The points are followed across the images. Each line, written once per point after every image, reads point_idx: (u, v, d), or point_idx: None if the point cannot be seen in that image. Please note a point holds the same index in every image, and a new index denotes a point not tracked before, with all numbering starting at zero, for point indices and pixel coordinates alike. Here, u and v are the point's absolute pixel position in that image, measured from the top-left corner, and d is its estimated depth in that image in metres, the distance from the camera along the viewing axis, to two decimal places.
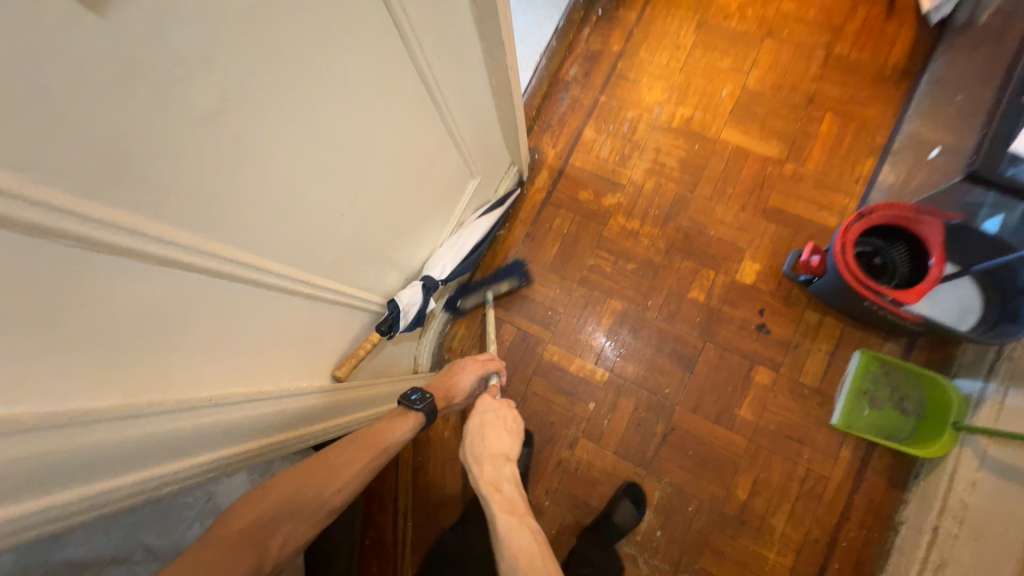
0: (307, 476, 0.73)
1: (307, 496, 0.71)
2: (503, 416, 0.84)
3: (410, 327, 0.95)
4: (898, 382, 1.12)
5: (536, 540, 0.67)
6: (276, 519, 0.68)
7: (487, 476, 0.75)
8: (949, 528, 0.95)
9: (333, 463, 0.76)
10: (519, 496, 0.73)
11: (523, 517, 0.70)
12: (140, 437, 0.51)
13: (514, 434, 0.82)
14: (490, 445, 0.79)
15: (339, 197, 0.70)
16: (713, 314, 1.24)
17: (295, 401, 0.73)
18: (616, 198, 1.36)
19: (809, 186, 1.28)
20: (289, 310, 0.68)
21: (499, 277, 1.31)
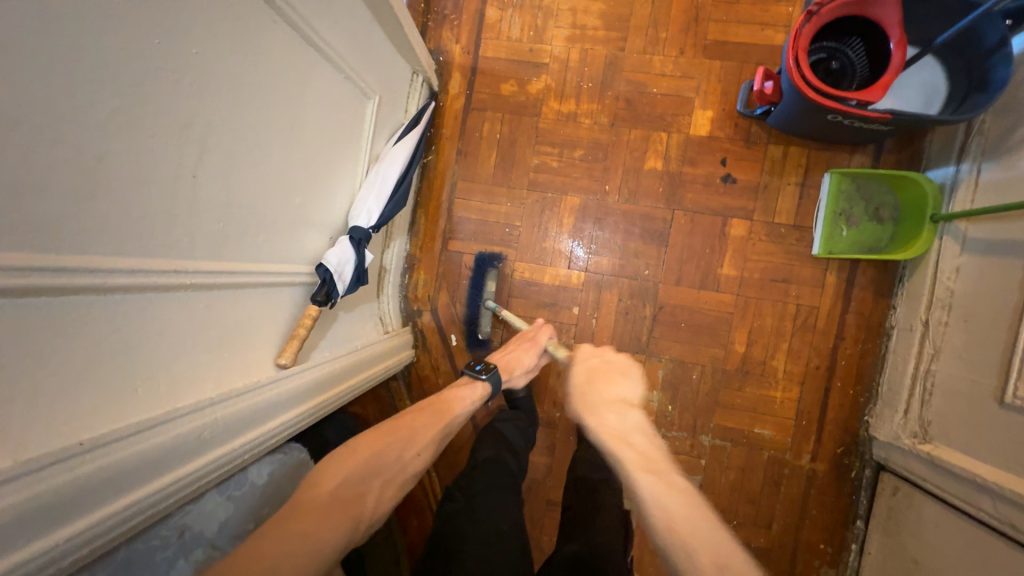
0: (386, 437, 0.66)
1: (387, 464, 0.63)
2: (614, 365, 0.82)
3: (353, 287, 0.83)
4: (872, 193, 1.07)
5: (685, 501, 0.57)
6: (364, 478, 0.60)
7: (614, 429, 0.68)
8: (938, 318, 0.97)
9: (413, 423, 0.70)
10: (657, 454, 0.64)
11: (668, 477, 0.59)
12: (38, 496, 0.39)
13: (625, 380, 0.79)
14: (608, 394, 0.75)
15: (203, 156, 0.54)
16: (675, 179, 1.15)
17: (249, 401, 0.62)
18: (543, 82, 1.19)
19: (748, 4, 1.12)
20: (184, 303, 0.55)
21: (480, 286, 1.21)
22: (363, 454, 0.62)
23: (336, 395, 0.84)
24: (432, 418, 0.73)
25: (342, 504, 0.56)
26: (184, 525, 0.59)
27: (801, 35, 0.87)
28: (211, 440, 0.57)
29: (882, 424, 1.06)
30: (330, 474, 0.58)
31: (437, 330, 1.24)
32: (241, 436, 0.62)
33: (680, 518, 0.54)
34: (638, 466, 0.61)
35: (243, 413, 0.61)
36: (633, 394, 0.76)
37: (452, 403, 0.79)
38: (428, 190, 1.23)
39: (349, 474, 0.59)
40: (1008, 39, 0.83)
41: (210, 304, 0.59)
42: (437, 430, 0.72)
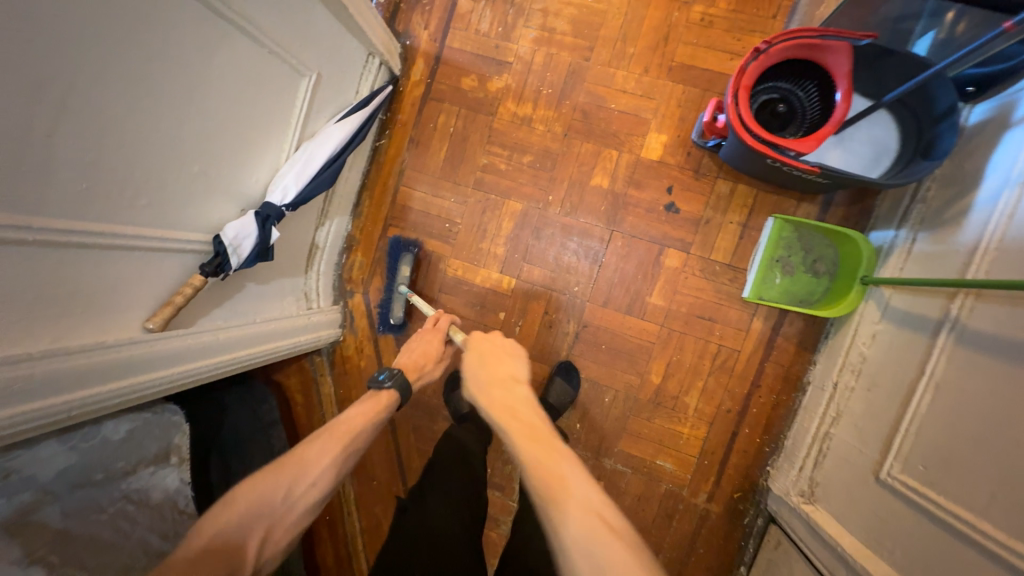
0: (276, 472, 0.62)
1: (277, 496, 0.61)
2: (504, 346, 0.81)
3: (252, 262, 0.85)
4: (812, 244, 1.04)
5: (550, 452, 0.58)
6: (240, 527, 0.58)
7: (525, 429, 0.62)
8: (847, 382, 0.95)
9: (305, 453, 0.65)
10: (543, 420, 0.65)
11: (552, 442, 0.60)
12: None
13: (516, 357, 0.78)
14: (501, 368, 0.75)
15: (84, 118, 0.54)
16: (619, 200, 1.13)
17: (104, 357, 0.64)
18: (504, 81, 1.17)
19: (721, 30, 1.08)
20: (46, 259, 0.56)
21: (396, 268, 1.20)
22: (243, 502, 0.59)
23: (225, 363, 0.86)
24: (332, 442, 0.67)
25: (215, 560, 0.54)
26: (11, 467, 0.60)
27: (746, 72, 0.84)
28: (29, 393, 0.56)
29: (779, 476, 1.05)
30: (202, 532, 0.56)
31: (366, 313, 1.26)
32: (72, 392, 0.61)
33: (558, 482, 0.54)
34: (523, 427, 0.62)
35: (80, 370, 0.61)
36: (522, 370, 0.76)
37: (360, 420, 0.72)
38: (378, 174, 1.23)
39: (223, 527, 0.57)
40: (956, 108, 0.79)
41: (80, 260, 0.60)
42: (336, 452, 0.66)
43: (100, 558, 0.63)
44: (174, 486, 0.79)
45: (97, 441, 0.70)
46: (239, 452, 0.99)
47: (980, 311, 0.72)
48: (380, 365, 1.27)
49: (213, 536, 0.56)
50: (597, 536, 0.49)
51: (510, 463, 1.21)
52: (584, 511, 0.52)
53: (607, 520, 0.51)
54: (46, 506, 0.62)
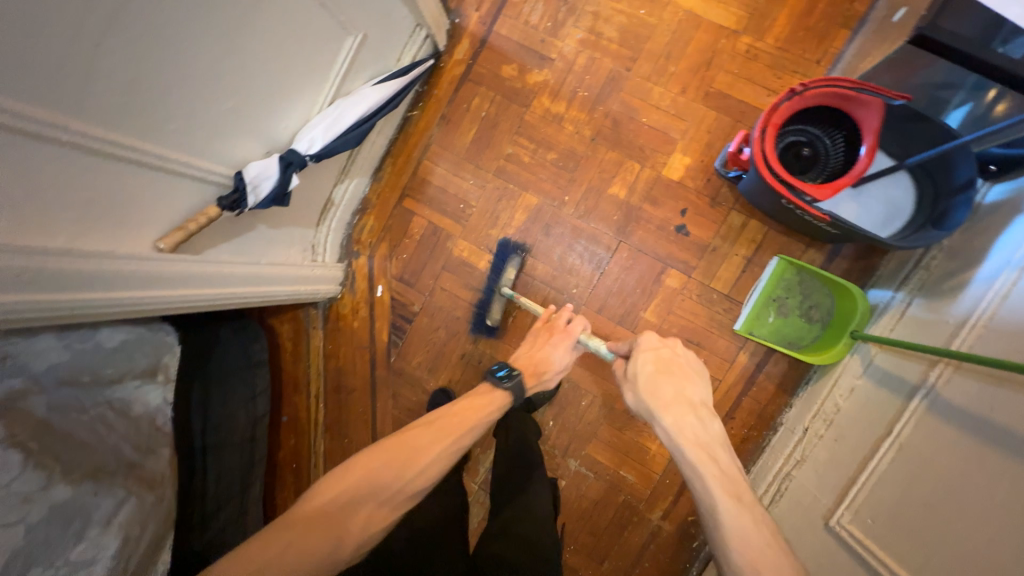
0: (392, 453, 0.67)
1: (386, 479, 0.64)
2: (675, 353, 0.76)
3: (268, 205, 0.86)
4: (810, 290, 1.06)
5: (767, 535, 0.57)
6: (357, 498, 0.62)
7: (706, 456, 0.64)
8: (816, 429, 0.97)
9: (417, 442, 0.69)
10: (737, 471, 0.64)
11: (752, 506, 0.60)
12: None
13: (697, 377, 0.74)
14: (687, 395, 0.70)
15: (133, 36, 0.56)
16: (632, 212, 1.15)
17: (113, 266, 0.66)
18: (543, 76, 1.18)
19: (764, 65, 1.09)
20: (75, 163, 0.58)
21: (501, 270, 1.19)
22: (356, 476, 0.64)
23: (223, 297, 0.88)
24: (444, 437, 0.72)
25: (331, 526, 0.59)
26: (6, 351, 0.62)
27: (778, 110, 0.85)
28: (36, 284, 0.58)
29: None
30: (320, 494, 0.62)
31: (367, 277, 1.28)
32: (75, 292, 0.63)
33: (761, 549, 0.56)
34: (738, 484, 0.62)
35: (87, 274, 0.63)
36: (701, 391, 0.72)
37: (466, 420, 0.76)
38: (403, 144, 1.25)
39: (342, 493, 0.62)
40: (973, 185, 0.80)
41: (104, 170, 0.62)
42: (445, 445, 0.71)
43: (74, 455, 0.66)
44: (154, 404, 0.82)
45: (90, 345, 0.72)
46: (219, 380, 1.02)
47: (955, 383, 0.74)
48: (371, 329, 1.29)
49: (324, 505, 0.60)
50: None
51: (478, 446, 1.24)
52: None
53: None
54: (32, 396, 0.63)
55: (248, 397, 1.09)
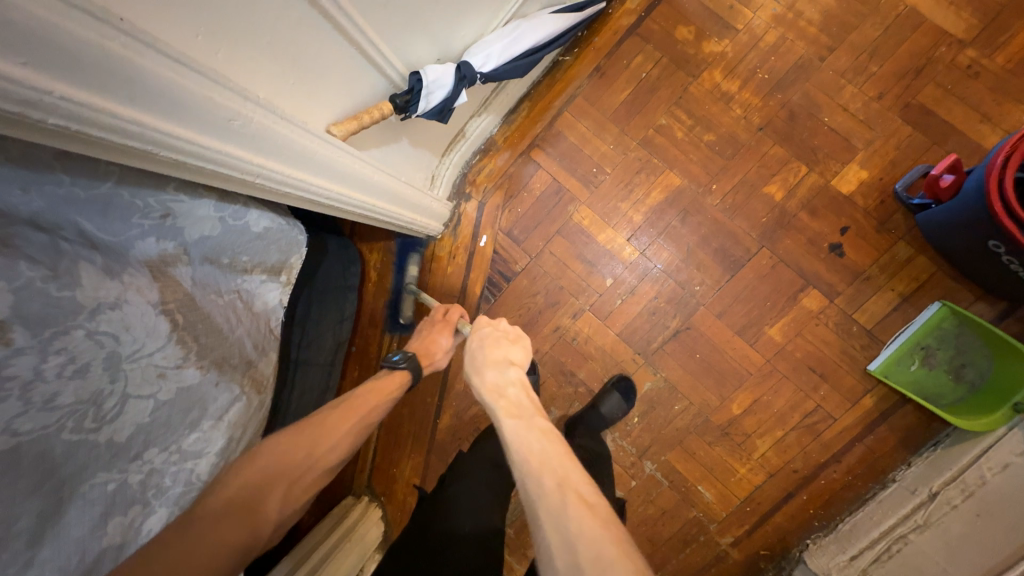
0: (299, 434, 0.63)
1: (296, 460, 0.60)
2: (502, 326, 0.77)
3: (431, 117, 0.78)
4: (967, 347, 0.96)
5: (550, 441, 0.56)
6: (266, 481, 0.58)
7: (492, 384, 0.65)
8: (950, 497, 0.88)
9: (323, 429, 0.65)
10: (525, 398, 0.63)
11: (530, 418, 0.59)
12: (146, 69, 0.38)
13: (515, 340, 0.75)
14: (488, 349, 0.72)
15: None
16: (784, 218, 1.04)
17: (310, 141, 0.59)
18: (721, 47, 1.06)
19: (985, 87, 0.96)
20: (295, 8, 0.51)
21: (403, 268, 1.20)
22: (266, 461, 0.59)
23: (366, 205, 0.80)
24: (343, 414, 0.68)
25: (237, 514, 0.53)
26: (170, 209, 0.57)
27: None
28: (248, 139, 0.50)
29: (820, 555, 0.98)
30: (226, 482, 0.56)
31: (473, 223, 1.20)
32: (279, 163, 0.56)
33: (532, 455, 0.53)
34: (506, 412, 0.60)
35: (293, 144, 0.56)
36: (523, 352, 0.72)
37: (375, 400, 0.73)
38: (546, 90, 1.15)
39: (242, 486, 0.56)
40: None
41: (314, 27, 0.54)
42: (348, 427, 0.67)
43: (205, 339, 0.62)
44: (272, 303, 0.76)
45: (241, 225, 0.66)
46: (319, 302, 0.99)
47: None
48: (463, 277, 1.21)
49: (235, 491, 0.55)
50: (566, 502, 0.48)
51: None
52: (558, 484, 0.50)
53: (581, 493, 0.50)
54: (180, 264, 0.60)
55: (338, 319, 1.04)
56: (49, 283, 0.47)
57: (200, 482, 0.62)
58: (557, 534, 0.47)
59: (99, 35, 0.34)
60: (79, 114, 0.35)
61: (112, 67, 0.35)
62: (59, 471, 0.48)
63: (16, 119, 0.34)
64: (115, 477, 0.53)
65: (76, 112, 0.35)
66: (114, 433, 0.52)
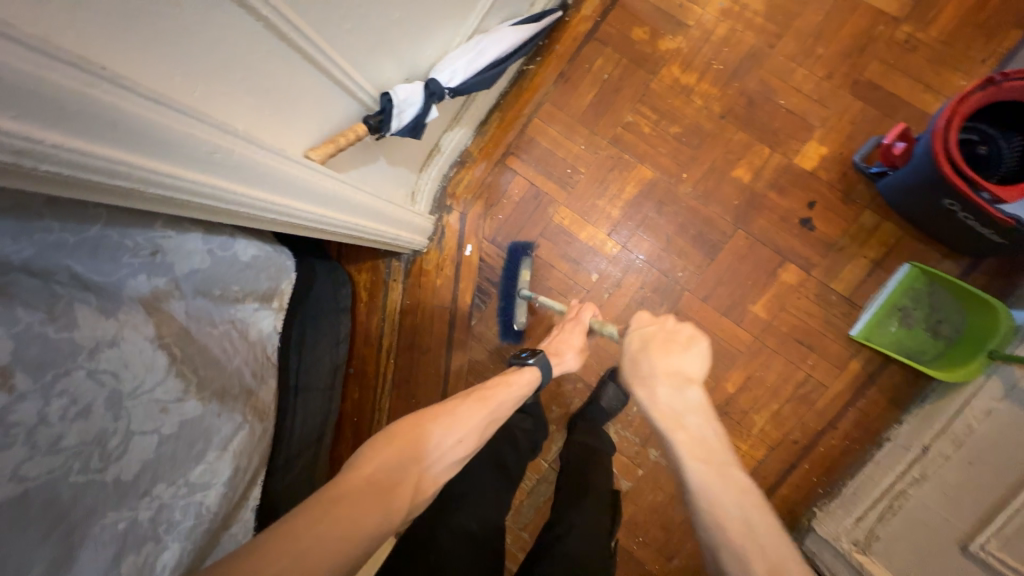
0: (416, 422, 0.62)
1: (428, 444, 0.60)
2: (672, 330, 0.75)
3: (405, 134, 0.80)
4: (940, 304, 1.00)
5: (741, 493, 0.56)
6: (402, 465, 0.56)
7: (666, 408, 0.65)
8: (941, 449, 0.91)
9: (443, 414, 0.64)
10: (714, 435, 0.62)
11: (721, 466, 0.58)
12: (133, 115, 0.40)
13: (693, 347, 0.72)
14: (664, 363, 0.70)
15: None
16: (754, 198, 1.08)
17: (295, 168, 0.62)
18: (676, 43, 1.11)
19: (923, 58, 1.02)
20: (268, 44, 0.53)
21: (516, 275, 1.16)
22: (395, 445, 0.58)
23: (352, 225, 0.83)
24: (475, 405, 0.68)
25: (378, 493, 0.52)
26: (158, 246, 0.59)
27: (966, 101, 0.80)
28: (233, 172, 0.53)
29: (827, 521, 1.00)
30: (363, 464, 0.55)
31: (457, 234, 1.22)
32: (264, 192, 0.59)
33: (727, 513, 0.54)
34: (702, 457, 0.59)
35: (277, 172, 0.58)
36: (698, 364, 0.70)
37: (496, 390, 0.73)
38: (514, 99, 1.18)
39: (384, 462, 0.55)
40: None
41: (287, 61, 0.57)
42: (482, 413, 0.67)
43: (205, 371, 0.62)
44: (267, 330, 0.77)
45: (228, 255, 0.67)
46: (313, 326, 1.00)
47: None
48: (453, 288, 1.23)
49: (376, 469, 0.54)
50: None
51: (554, 424, 1.18)
52: (757, 549, 0.51)
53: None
54: (173, 299, 0.61)
55: (333, 341, 1.05)
56: (47, 326, 0.48)
57: (210, 513, 0.63)
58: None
59: (87, 86, 0.36)
60: (68, 160, 0.37)
61: (101, 115, 0.38)
62: (69, 516, 0.48)
63: (12, 171, 0.36)
64: (125, 515, 0.53)
65: (64, 157, 0.37)
66: (120, 472, 0.53)
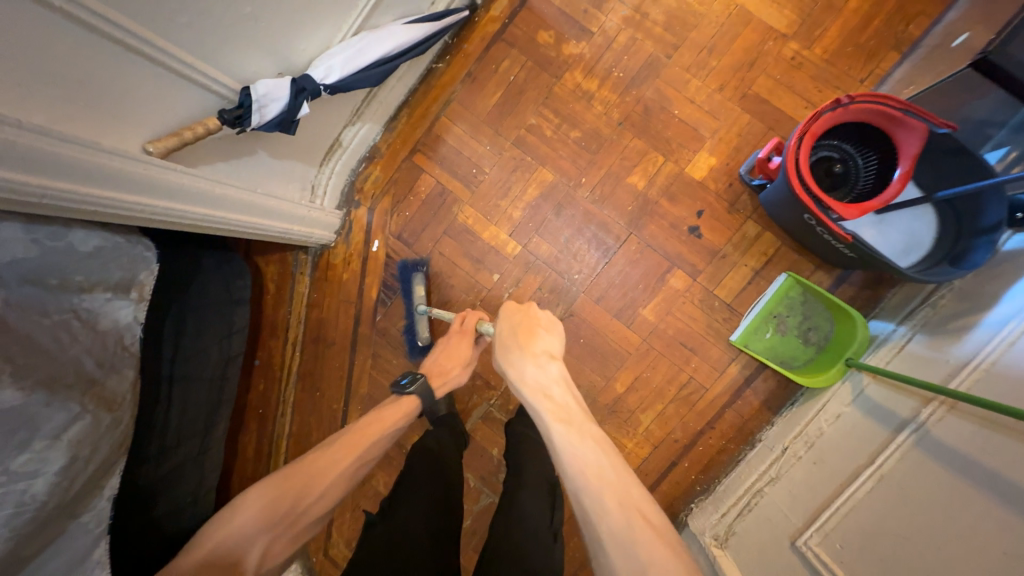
0: (282, 484, 0.67)
1: (281, 509, 0.64)
2: (538, 316, 0.80)
3: (272, 129, 0.79)
4: (812, 312, 1.05)
5: (599, 447, 0.61)
6: (247, 538, 0.62)
7: (533, 381, 0.70)
8: (795, 450, 0.97)
9: (314, 472, 0.69)
10: (572, 399, 0.67)
11: (581, 426, 0.63)
12: None
13: (547, 332, 0.77)
14: (528, 347, 0.74)
15: None
16: (647, 205, 1.11)
17: (128, 166, 0.64)
18: (579, 49, 1.13)
19: (808, 75, 1.06)
20: (82, 47, 0.55)
21: (410, 290, 1.17)
22: (246, 512, 0.63)
23: (226, 222, 0.84)
24: (343, 453, 0.72)
25: (217, 570, 0.58)
26: None
27: (818, 121, 0.83)
28: (40, 166, 0.55)
29: (698, 515, 1.05)
30: (213, 534, 0.62)
31: (365, 229, 1.22)
32: (84, 187, 0.61)
33: (595, 475, 0.57)
34: (586, 468, 0.58)
35: (99, 168, 0.61)
36: (555, 343, 0.76)
37: (371, 430, 0.77)
38: (423, 96, 1.19)
39: (223, 539, 0.61)
40: (999, 225, 0.84)
41: (114, 61, 0.59)
42: (348, 463, 0.71)
43: (25, 358, 0.61)
44: (125, 321, 0.77)
45: (62, 244, 0.68)
46: (198, 316, 0.96)
47: (948, 423, 0.73)
48: (360, 282, 1.23)
49: (212, 548, 0.60)
50: (633, 524, 0.53)
51: None
52: (619, 501, 0.55)
53: (648, 517, 0.54)
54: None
55: (224, 335, 1.03)
56: None
57: (37, 501, 0.62)
58: (622, 554, 0.51)
59: None
60: None
61: None
62: None
63: None
64: None
65: None
66: None
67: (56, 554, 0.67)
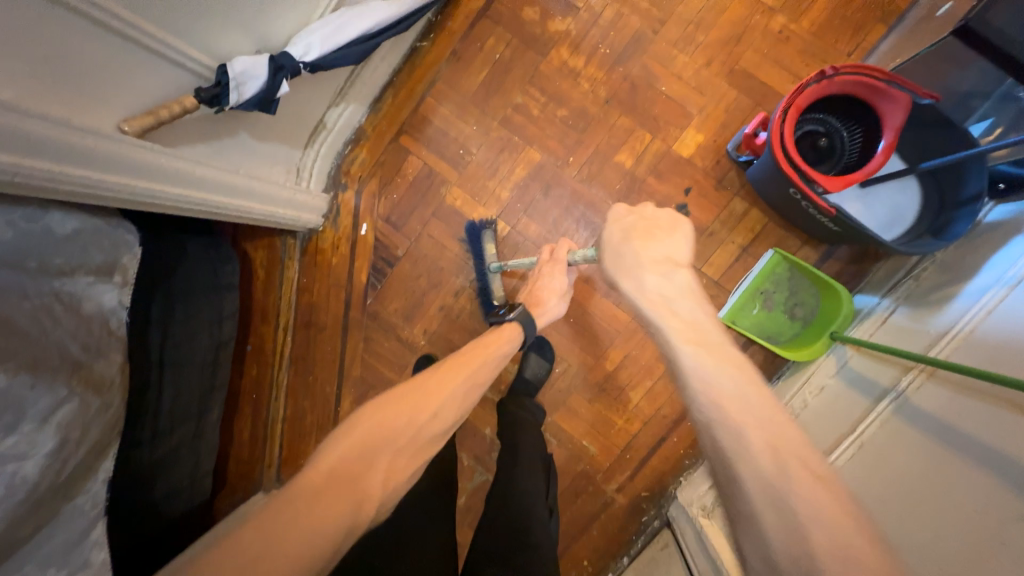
0: (402, 401, 0.61)
1: (400, 424, 0.58)
2: (651, 216, 0.69)
3: (252, 108, 0.78)
4: (798, 288, 1.05)
5: (742, 375, 0.51)
6: (366, 454, 0.54)
7: (654, 292, 0.60)
8: None
9: (432, 391, 0.64)
10: (704, 318, 0.58)
11: (718, 348, 0.54)
12: None
13: (671, 234, 0.66)
14: (644, 252, 0.64)
15: None
16: (635, 183, 1.11)
17: (103, 145, 0.64)
18: (566, 25, 1.11)
19: (794, 49, 1.05)
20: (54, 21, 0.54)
21: (481, 253, 1.13)
22: (361, 431, 0.56)
23: (208, 205, 0.84)
24: (451, 374, 0.68)
25: (345, 484, 0.51)
26: None
27: (803, 93, 0.83)
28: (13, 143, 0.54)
29: (687, 488, 1.07)
30: (329, 452, 0.54)
31: (352, 212, 1.21)
32: (60, 166, 0.60)
33: (734, 405, 0.49)
34: (726, 403, 0.49)
35: (74, 147, 0.60)
36: (684, 250, 0.65)
37: (478, 356, 0.73)
38: (408, 76, 1.17)
39: (348, 451, 0.54)
40: (981, 195, 0.85)
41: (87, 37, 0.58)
42: (455, 385, 0.66)
43: (10, 341, 0.61)
44: (110, 305, 0.77)
45: (40, 227, 0.67)
46: (187, 302, 0.95)
47: (926, 390, 0.75)
48: (350, 266, 1.23)
49: (337, 461, 0.52)
50: (791, 473, 0.44)
51: None
52: (767, 439, 0.46)
53: (810, 466, 0.45)
54: None
55: (214, 320, 1.03)
56: None
57: (29, 483, 0.62)
58: (757, 479, 0.45)
59: None
60: None
61: None
62: None
63: None
64: None
65: None
66: None
67: (51, 537, 0.67)
